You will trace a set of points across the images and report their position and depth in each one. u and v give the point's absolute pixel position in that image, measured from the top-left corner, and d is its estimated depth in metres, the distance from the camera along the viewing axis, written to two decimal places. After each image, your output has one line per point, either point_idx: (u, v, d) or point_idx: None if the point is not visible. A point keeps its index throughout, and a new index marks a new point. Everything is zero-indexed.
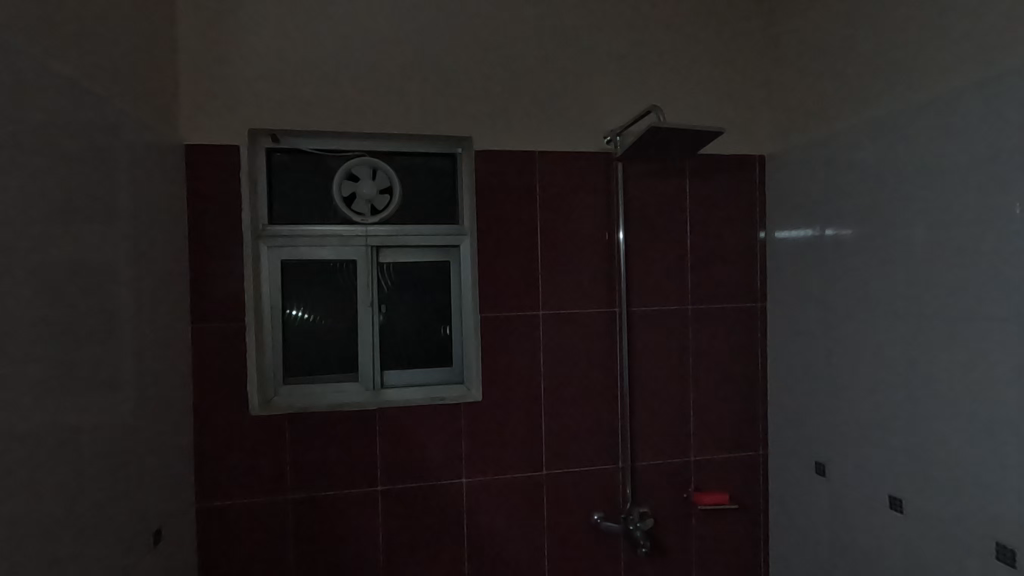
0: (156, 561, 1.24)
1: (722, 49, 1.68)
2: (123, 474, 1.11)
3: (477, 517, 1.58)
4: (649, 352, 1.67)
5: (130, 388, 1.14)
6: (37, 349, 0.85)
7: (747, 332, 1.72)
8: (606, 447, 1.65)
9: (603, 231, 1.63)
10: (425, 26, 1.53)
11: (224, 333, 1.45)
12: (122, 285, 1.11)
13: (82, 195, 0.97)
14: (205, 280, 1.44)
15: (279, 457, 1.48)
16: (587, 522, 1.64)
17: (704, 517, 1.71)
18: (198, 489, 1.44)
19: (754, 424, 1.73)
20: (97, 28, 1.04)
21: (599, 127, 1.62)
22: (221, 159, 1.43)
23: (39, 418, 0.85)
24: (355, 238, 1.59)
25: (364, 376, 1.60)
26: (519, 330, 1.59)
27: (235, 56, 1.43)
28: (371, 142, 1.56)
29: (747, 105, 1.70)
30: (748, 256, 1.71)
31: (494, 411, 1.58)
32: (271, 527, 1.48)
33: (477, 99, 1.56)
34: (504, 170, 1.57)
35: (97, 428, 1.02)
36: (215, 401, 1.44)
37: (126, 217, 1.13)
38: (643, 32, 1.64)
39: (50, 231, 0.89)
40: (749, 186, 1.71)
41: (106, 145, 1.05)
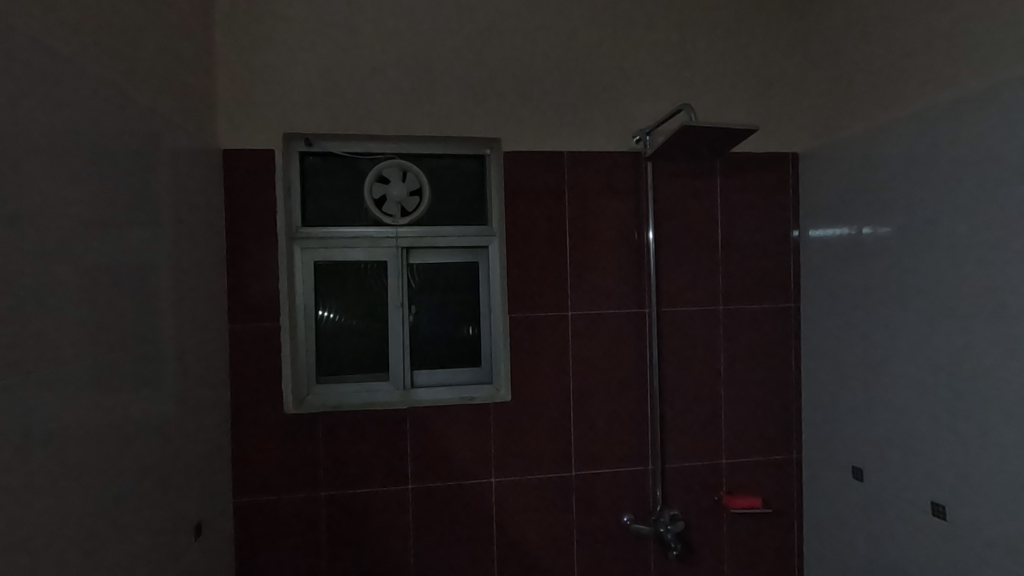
0: (197, 554, 1.28)
1: (754, 45, 1.65)
2: (164, 468, 1.15)
3: (506, 517, 1.59)
4: (679, 352, 1.65)
5: (171, 386, 1.18)
6: (84, 347, 0.89)
7: (780, 333, 1.68)
8: (635, 449, 1.64)
9: (632, 231, 1.62)
10: (454, 29, 1.54)
11: (260, 333, 1.49)
12: (162, 286, 1.15)
13: (125, 198, 1.01)
14: (242, 281, 1.48)
15: (313, 456, 1.51)
16: (616, 523, 1.63)
17: (736, 521, 1.68)
18: (235, 484, 1.48)
19: (788, 427, 1.69)
20: (139, 38, 1.08)
21: (629, 127, 1.61)
22: (257, 164, 1.47)
23: (85, 415, 0.89)
24: (385, 240, 1.61)
25: (395, 375, 1.63)
26: (548, 331, 1.59)
27: (270, 63, 1.47)
28: (401, 145, 1.59)
29: (780, 102, 1.66)
30: (781, 256, 1.67)
31: (522, 411, 1.59)
32: (306, 523, 1.51)
33: (506, 101, 1.56)
34: (532, 171, 1.57)
35: (140, 423, 1.06)
36: (252, 399, 1.48)
37: (166, 220, 1.17)
38: (672, 30, 1.62)
39: (95, 233, 0.92)
40: (782, 184, 1.67)
41: (147, 151, 1.09)
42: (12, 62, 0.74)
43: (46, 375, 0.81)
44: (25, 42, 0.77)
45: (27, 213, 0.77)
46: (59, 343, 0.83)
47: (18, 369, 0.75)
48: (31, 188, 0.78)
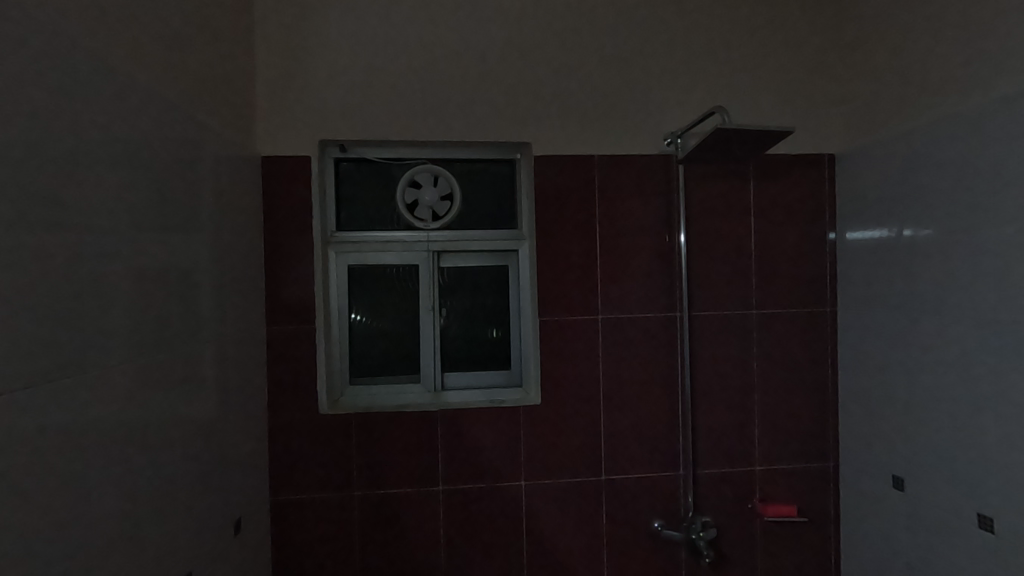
0: (236, 549, 1.32)
1: (788, 46, 1.62)
2: (205, 466, 1.19)
3: (536, 520, 1.59)
4: (711, 357, 1.63)
5: (212, 386, 1.22)
6: (129, 347, 0.93)
7: (816, 338, 1.64)
8: (666, 454, 1.62)
9: (663, 233, 1.61)
10: (484, 34, 1.55)
11: (296, 335, 1.52)
12: (204, 289, 1.19)
13: (168, 204, 1.05)
14: (279, 284, 1.52)
15: (346, 456, 1.54)
16: (647, 529, 1.62)
17: (771, 529, 1.65)
18: (272, 483, 1.52)
19: (824, 434, 1.66)
20: (182, 49, 1.12)
21: (660, 129, 1.60)
22: (294, 170, 1.51)
23: (129, 414, 0.92)
24: (417, 243, 1.64)
25: (426, 377, 1.65)
26: (578, 334, 1.59)
27: (307, 72, 1.50)
28: (432, 150, 1.61)
29: (815, 101, 1.63)
30: (817, 258, 1.64)
31: (552, 414, 1.59)
32: (339, 521, 1.54)
33: (536, 105, 1.57)
34: (563, 174, 1.57)
35: (182, 422, 1.09)
36: (288, 399, 1.52)
37: (207, 226, 1.21)
38: (704, 32, 1.60)
39: (140, 237, 0.96)
40: (816, 186, 1.63)
41: (189, 158, 1.13)
42: (62, 75, 0.78)
43: (94, 374, 0.84)
44: (75, 56, 0.80)
45: (78, 219, 0.80)
46: (104, 344, 0.87)
47: (68, 370, 0.78)
48: (81, 196, 0.81)
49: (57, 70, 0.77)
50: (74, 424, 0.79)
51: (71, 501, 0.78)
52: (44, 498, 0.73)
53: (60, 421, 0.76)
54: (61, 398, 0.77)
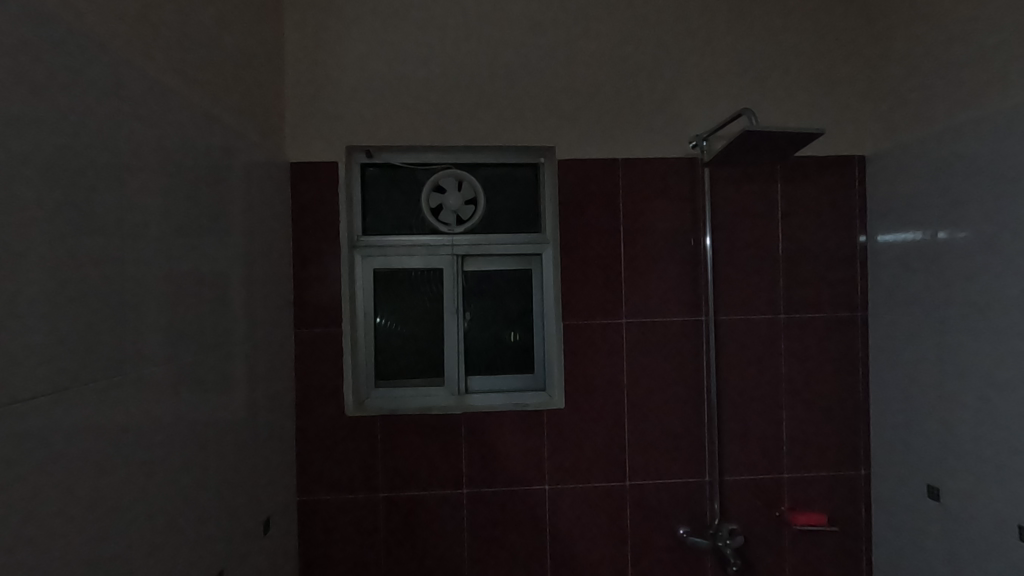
0: (265, 549, 1.34)
1: (817, 47, 1.60)
2: (236, 466, 1.21)
3: (560, 525, 1.59)
4: (737, 362, 1.61)
5: (242, 388, 1.25)
6: (164, 349, 0.96)
7: (846, 343, 1.61)
8: (692, 460, 1.60)
9: (688, 237, 1.60)
10: (508, 39, 1.56)
11: (323, 338, 1.55)
12: (235, 293, 1.22)
13: (202, 211, 1.08)
14: (307, 288, 1.54)
15: (372, 458, 1.56)
16: (672, 536, 1.60)
17: (800, 538, 1.62)
18: (299, 483, 1.54)
19: (855, 442, 1.62)
20: (216, 58, 1.15)
21: (685, 132, 1.59)
22: (322, 175, 1.54)
23: (162, 414, 0.94)
24: (442, 247, 1.65)
25: (450, 380, 1.66)
26: (602, 338, 1.58)
27: (335, 79, 1.53)
28: (456, 155, 1.63)
29: (845, 102, 1.60)
30: (847, 262, 1.61)
31: (576, 418, 1.58)
32: (364, 523, 1.56)
33: (560, 109, 1.57)
34: (587, 178, 1.57)
35: (214, 423, 1.12)
36: (315, 401, 1.54)
37: (239, 231, 1.24)
38: (730, 34, 1.59)
39: (175, 243, 0.99)
40: (847, 188, 1.60)
41: (222, 165, 1.16)
42: (104, 87, 0.80)
43: (129, 375, 0.86)
44: (114, 68, 0.83)
45: (116, 224, 0.83)
46: (140, 347, 0.89)
47: (105, 371, 0.81)
48: (120, 203, 0.84)
49: (99, 81, 0.80)
50: (110, 423, 0.81)
51: (106, 498, 0.80)
52: (81, 494, 0.75)
53: (95, 421, 0.78)
54: (98, 398, 0.79)
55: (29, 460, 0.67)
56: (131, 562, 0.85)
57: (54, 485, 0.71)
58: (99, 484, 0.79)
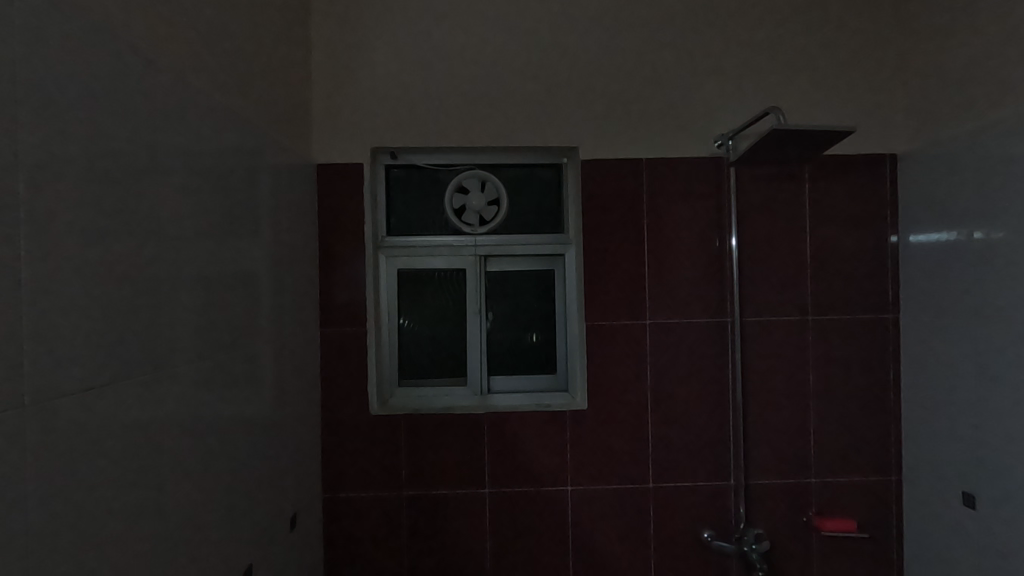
0: (291, 543, 1.37)
1: (846, 43, 1.57)
2: (263, 463, 1.24)
3: (582, 526, 1.58)
4: (763, 364, 1.58)
5: (269, 386, 1.27)
6: (194, 348, 0.98)
7: (877, 345, 1.57)
8: (716, 463, 1.58)
9: (713, 237, 1.58)
10: (531, 40, 1.57)
11: (348, 337, 1.57)
12: (262, 292, 1.24)
13: (231, 212, 1.10)
14: (332, 288, 1.57)
15: (395, 456, 1.57)
16: (696, 539, 1.58)
17: (828, 545, 1.58)
18: (324, 480, 1.57)
19: (885, 447, 1.58)
20: (245, 63, 1.17)
21: (710, 132, 1.57)
22: (348, 177, 1.56)
23: (191, 411, 0.96)
24: (464, 248, 1.66)
25: (472, 380, 1.67)
26: (625, 339, 1.57)
27: (360, 81, 1.55)
28: (479, 156, 1.63)
29: (876, 99, 1.57)
30: (877, 262, 1.57)
31: (598, 419, 1.58)
32: (388, 520, 1.57)
33: (583, 110, 1.57)
34: (610, 178, 1.57)
35: (242, 420, 1.14)
36: (340, 399, 1.56)
37: (266, 232, 1.26)
38: (756, 32, 1.57)
39: (205, 244, 1.01)
40: (878, 187, 1.57)
41: (250, 168, 1.19)
42: (135, 92, 0.82)
43: (160, 373, 0.88)
44: (146, 73, 0.84)
45: (147, 226, 0.85)
46: (171, 346, 0.91)
47: (137, 368, 0.83)
48: (151, 205, 0.86)
49: (131, 86, 0.81)
50: (141, 420, 0.83)
51: (136, 493, 0.82)
52: (113, 488, 0.77)
53: (127, 417, 0.80)
54: (130, 394, 0.81)
55: (63, 453, 0.69)
56: (160, 556, 0.87)
57: (88, 479, 0.72)
58: (130, 479, 0.81)
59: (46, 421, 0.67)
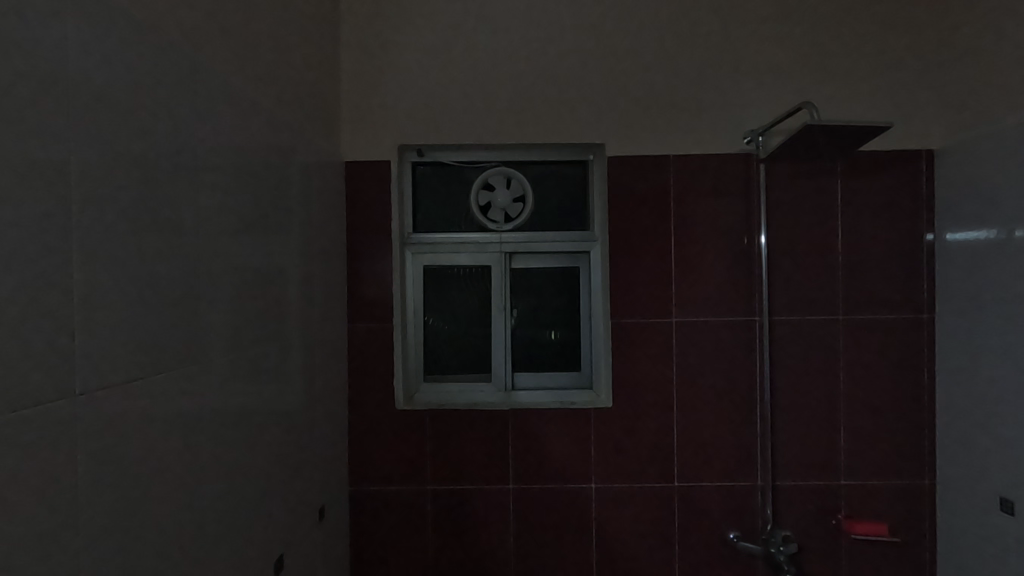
0: (320, 534, 1.39)
1: (881, 36, 1.53)
2: (293, 456, 1.26)
3: (606, 524, 1.58)
4: (792, 363, 1.56)
5: (299, 380, 1.29)
6: (227, 342, 1.00)
7: (911, 346, 1.54)
8: (743, 464, 1.57)
9: (742, 234, 1.56)
10: (559, 36, 1.56)
11: (374, 332, 1.59)
12: (292, 288, 1.26)
13: (262, 209, 1.12)
14: (360, 284, 1.58)
15: (421, 451, 1.59)
16: (722, 539, 1.57)
17: (857, 548, 1.56)
18: (351, 474, 1.59)
19: (919, 449, 1.55)
20: (277, 62, 1.19)
21: (739, 127, 1.55)
22: (376, 174, 1.58)
23: (224, 406, 0.98)
24: (489, 245, 1.67)
25: (497, 376, 1.68)
26: (651, 338, 1.57)
27: (388, 80, 1.57)
28: (505, 153, 1.64)
29: (913, 94, 1.52)
30: (912, 261, 1.53)
31: (623, 417, 1.57)
32: (413, 514, 1.59)
33: (609, 107, 1.56)
34: (637, 175, 1.56)
35: (272, 413, 1.16)
36: (367, 393, 1.58)
37: (296, 228, 1.28)
38: (788, 25, 1.54)
39: (238, 240, 1.03)
40: (913, 184, 1.53)
41: (281, 165, 1.21)
42: (171, 90, 0.84)
43: (194, 366, 0.90)
44: (180, 72, 0.86)
45: (181, 222, 0.86)
46: (204, 340, 0.93)
47: (171, 362, 0.84)
48: (186, 202, 0.87)
49: (167, 85, 0.83)
50: (175, 413, 0.85)
51: (169, 486, 0.83)
52: (150, 478, 0.79)
53: (161, 410, 0.82)
54: (164, 388, 0.83)
55: (100, 447, 0.70)
56: (192, 547, 0.88)
57: (120, 475, 0.73)
58: (162, 471, 0.82)
59: (83, 415, 0.68)
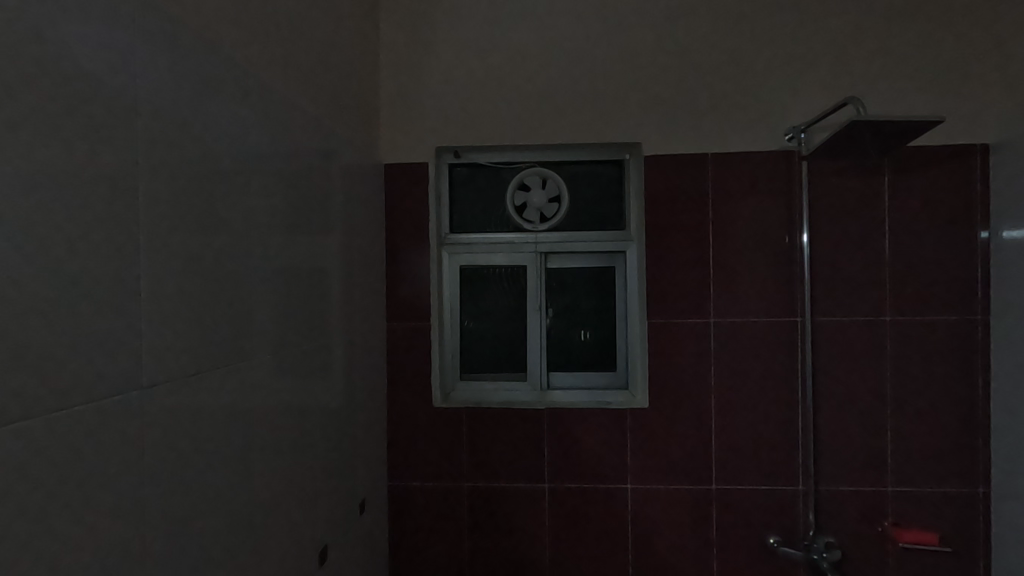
0: (361, 527, 1.43)
1: (932, 27, 1.48)
2: (336, 450, 1.30)
3: (642, 526, 1.57)
4: (835, 366, 1.52)
5: (341, 377, 1.33)
6: (274, 340, 1.04)
7: (964, 349, 1.48)
8: (784, 467, 1.53)
9: (783, 233, 1.52)
10: (596, 35, 1.56)
11: (413, 331, 1.62)
12: (334, 287, 1.30)
13: (306, 211, 1.16)
14: (398, 283, 1.62)
15: (458, 449, 1.61)
16: (762, 544, 1.54)
17: (905, 557, 1.51)
18: (390, 470, 1.62)
19: (971, 456, 1.48)
20: (320, 68, 1.23)
21: (781, 123, 1.51)
22: (414, 175, 1.61)
23: (271, 400, 1.02)
24: (525, 245, 1.68)
25: (533, 376, 1.69)
26: (689, 338, 1.55)
27: (426, 83, 1.59)
28: (541, 154, 1.65)
29: (968, 86, 1.46)
30: (965, 260, 1.47)
31: (660, 418, 1.56)
32: (450, 511, 1.61)
33: (646, 105, 1.55)
34: (674, 174, 1.54)
35: (315, 408, 1.20)
36: (405, 391, 1.62)
37: (338, 229, 1.32)
38: (832, 19, 1.50)
39: (284, 241, 1.07)
40: (966, 181, 1.47)
41: (323, 169, 1.24)
42: (225, 98, 0.88)
43: (241, 365, 0.93)
44: (233, 80, 0.90)
45: (233, 224, 0.90)
46: (251, 339, 0.96)
47: (223, 358, 0.88)
48: (237, 205, 0.91)
49: (221, 93, 0.87)
50: (225, 410, 0.88)
51: (222, 476, 0.87)
52: (205, 468, 0.83)
53: (213, 406, 0.85)
54: (218, 382, 0.87)
55: (156, 446, 0.73)
56: (239, 537, 0.91)
57: (178, 466, 0.77)
58: (216, 463, 0.86)
59: (142, 410, 0.71)
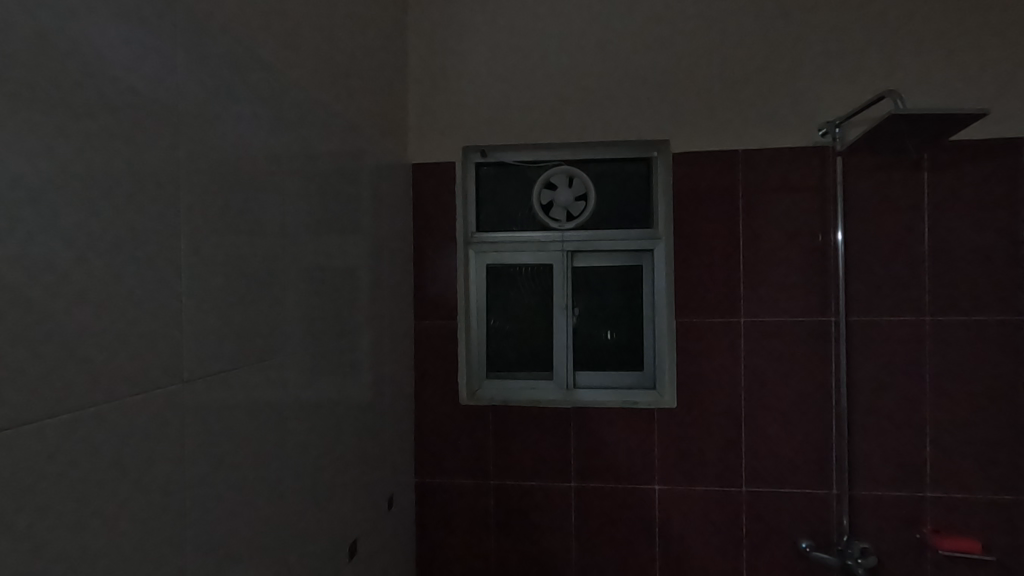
0: (389, 522, 1.45)
1: (976, 18, 1.42)
2: (364, 445, 1.32)
3: (669, 527, 1.55)
4: (871, 367, 1.48)
5: (369, 374, 1.35)
6: (305, 337, 1.06)
7: (1009, 351, 1.42)
8: (817, 470, 1.50)
9: (817, 231, 1.49)
10: (623, 32, 1.55)
11: (439, 329, 1.63)
12: (363, 285, 1.32)
13: (336, 211, 1.18)
14: (425, 282, 1.63)
15: (484, 447, 1.62)
16: (793, 548, 1.51)
17: (945, 565, 1.46)
18: (417, 466, 1.64)
19: (1017, 462, 1.43)
20: (349, 70, 1.25)
21: (814, 118, 1.48)
22: (441, 174, 1.62)
23: (301, 396, 1.04)
24: (551, 243, 1.68)
25: (559, 374, 1.69)
26: (718, 338, 1.53)
27: (453, 82, 1.61)
28: (568, 152, 1.64)
29: (1013, 78, 1.41)
30: (1011, 258, 1.42)
31: (689, 418, 1.54)
32: (476, 508, 1.62)
33: (675, 102, 1.53)
34: (704, 172, 1.52)
35: (345, 404, 1.22)
36: (432, 388, 1.63)
37: (367, 228, 1.34)
38: (869, 11, 1.46)
39: (315, 240, 1.09)
40: (1011, 176, 1.41)
41: (353, 169, 1.26)
42: (258, 101, 0.90)
43: (272, 362, 0.95)
44: (264, 83, 0.92)
45: (264, 224, 0.92)
46: (281, 337, 0.98)
47: (256, 354, 0.90)
48: (269, 206, 0.94)
49: (254, 96, 0.89)
50: (255, 407, 0.90)
51: (254, 468, 0.89)
52: (237, 462, 0.85)
53: (246, 401, 0.87)
54: (251, 378, 0.89)
55: (189, 441, 0.75)
56: (270, 530, 0.94)
57: (211, 458, 0.79)
58: (248, 456, 0.88)
59: (177, 404, 0.73)
